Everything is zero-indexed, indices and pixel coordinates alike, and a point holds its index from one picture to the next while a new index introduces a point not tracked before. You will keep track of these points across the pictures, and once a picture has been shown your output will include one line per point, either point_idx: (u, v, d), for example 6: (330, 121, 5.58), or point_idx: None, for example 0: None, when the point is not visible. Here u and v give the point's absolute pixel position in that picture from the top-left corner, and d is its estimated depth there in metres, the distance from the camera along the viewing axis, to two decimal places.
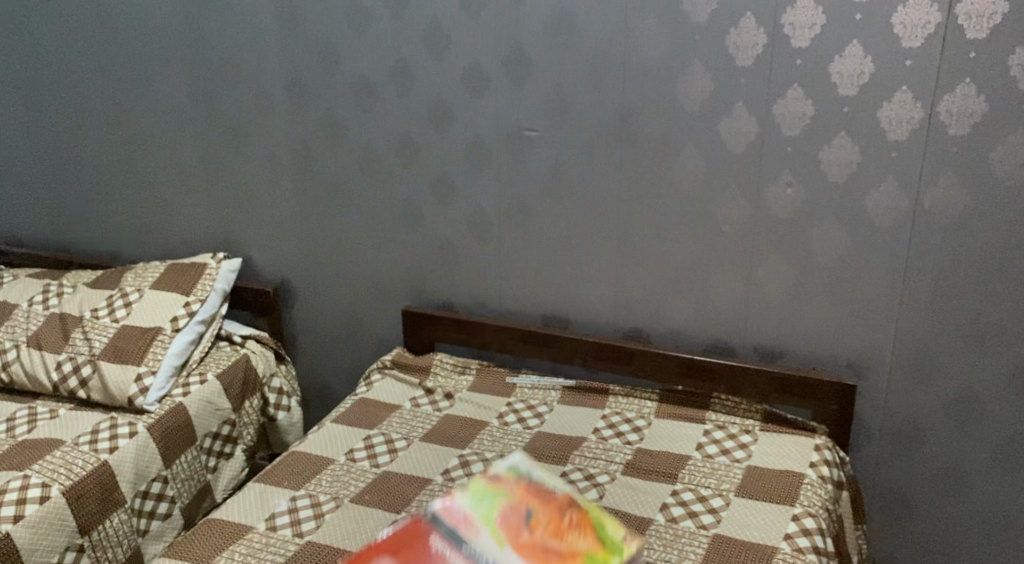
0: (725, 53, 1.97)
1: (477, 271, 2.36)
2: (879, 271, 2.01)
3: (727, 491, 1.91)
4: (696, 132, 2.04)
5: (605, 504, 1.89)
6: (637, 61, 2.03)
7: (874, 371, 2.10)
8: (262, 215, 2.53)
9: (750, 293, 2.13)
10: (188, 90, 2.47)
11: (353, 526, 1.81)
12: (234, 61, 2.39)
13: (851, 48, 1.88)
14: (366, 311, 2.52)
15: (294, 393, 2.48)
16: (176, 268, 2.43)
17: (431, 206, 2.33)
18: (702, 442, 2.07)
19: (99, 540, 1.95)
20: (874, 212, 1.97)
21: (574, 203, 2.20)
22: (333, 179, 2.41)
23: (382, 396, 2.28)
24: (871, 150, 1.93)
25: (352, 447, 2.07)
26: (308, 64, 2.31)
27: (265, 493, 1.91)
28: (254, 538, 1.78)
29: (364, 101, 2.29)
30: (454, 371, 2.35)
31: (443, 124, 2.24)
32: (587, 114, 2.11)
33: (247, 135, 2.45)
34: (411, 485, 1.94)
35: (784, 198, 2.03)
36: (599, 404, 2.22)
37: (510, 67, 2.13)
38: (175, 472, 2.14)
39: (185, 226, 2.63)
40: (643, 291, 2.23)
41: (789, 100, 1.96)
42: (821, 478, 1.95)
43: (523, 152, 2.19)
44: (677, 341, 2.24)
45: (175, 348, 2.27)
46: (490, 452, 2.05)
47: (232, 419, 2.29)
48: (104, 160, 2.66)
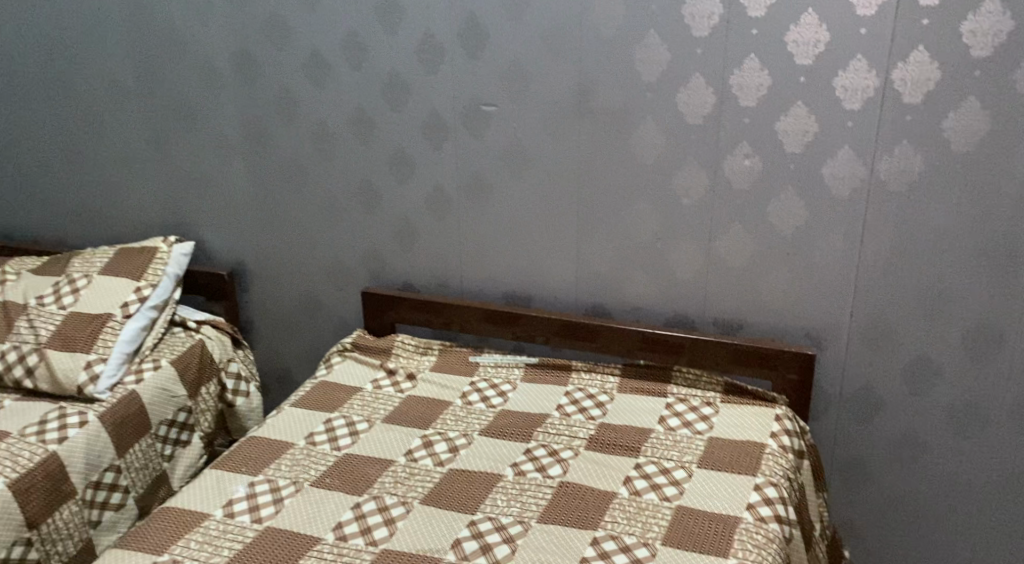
0: (681, 23, 1.95)
1: (436, 250, 2.33)
2: (837, 241, 2.02)
3: (690, 463, 1.91)
4: (653, 104, 2.03)
5: (568, 479, 1.88)
6: (593, 32, 2.01)
7: (833, 340, 2.11)
8: (214, 196, 2.47)
9: (710, 266, 2.13)
10: (133, 68, 2.39)
11: (313, 510, 1.78)
12: (180, 38, 2.32)
13: (807, 17, 1.88)
14: (323, 293, 2.47)
15: (253, 379, 2.42)
16: (126, 253, 2.36)
17: (387, 184, 2.29)
18: (665, 415, 2.07)
19: (48, 534, 1.90)
20: (831, 182, 1.98)
21: (533, 179, 2.18)
22: (286, 159, 2.35)
23: (342, 378, 2.24)
24: (827, 120, 1.94)
25: (313, 430, 2.03)
26: (257, 40, 2.25)
27: (222, 480, 1.87)
28: (211, 525, 1.74)
29: (316, 77, 2.24)
30: (416, 352, 2.32)
31: (398, 100, 2.20)
32: (544, 87, 2.08)
33: (197, 114, 2.38)
34: (372, 467, 1.91)
35: (743, 169, 2.03)
36: (562, 381, 2.21)
37: (465, 40, 2.09)
38: (129, 462, 2.08)
39: (134, 210, 2.56)
40: (604, 267, 2.21)
41: (746, 70, 1.95)
42: (782, 447, 1.96)
43: (480, 128, 2.16)
44: (638, 316, 2.24)
45: (126, 334, 2.20)
46: (453, 431, 2.03)
47: (187, 406, 2.24)
48: (49, 143, 2.57)
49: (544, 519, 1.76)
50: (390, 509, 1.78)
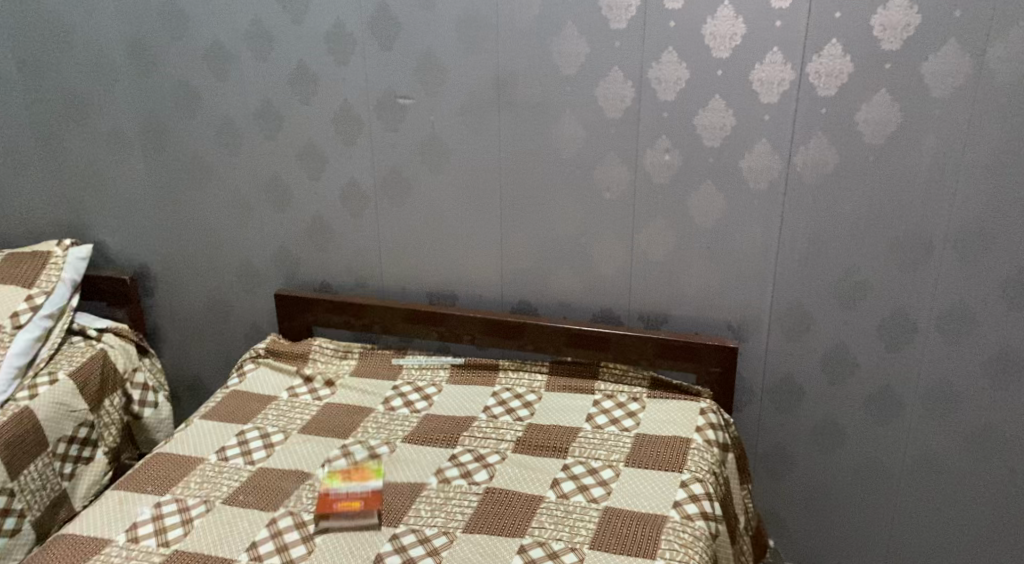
0: (598, 15, 1.91)
1: (352, 249, 2.24)
2: (756, 234, 2.02)
3: (617, 461, 1.89)
4: (571, 98, 1.98)
5: (495, 485, 1.83)
6: (507, 24, 1.95)
7: (755, 333, 2.12)
8: (112, 196, 2.32)
9: (632, 260, 2.11)
10: (17, 59, 2.23)
11: (227, 530, 1.69)
12: (68, 26, 2.16)
13: (723, 9, 1.86)
14: (234, 296, 2.36)
15: (161, 388, 2.32)
16: (16, 259, 2.20)
17: (298, 181, 2.19)
18: (591, 413, 2.04)
19: None
20: (750, 175, 1.97)
21: (450, 174, 2.11)
22: (189, 155, 2.23)
23: (256, 386, 2.14)
24: (745, 113, 1.92)
25: (224, 444, 1.93)
26: (152, 29, 2.11)
27: (125, 503, 1.75)
28: (114, 552, 1.63)
29: (217, 69, 2.12)
30: (335, 356, 2.24)
31: (306, 93, 2.10)
32: (459, 80, 2.01)
33: (90, 108, 2.24)
34: (289, 481, 1.82)
35: (662, 163, 2.00)
36: (488, 382, 2.16)
37: (375, 30, 2.01)
38: (24, 484, 1.95)
39: (24, 211, 2.39)
40: (525, 263, 2.17)
41: (663, 63, 1.92)
42: (707, 442, 1.96)
43: (393, 122, 2.08)
44: (562, 312, 2.20)
45: (18, 347, 2.05)
46: (375, 439, 1.96)
47: (89, 421, 2.11)
48: None
49: (469, 528, 1.71)
50: (308, 526, 1.71)
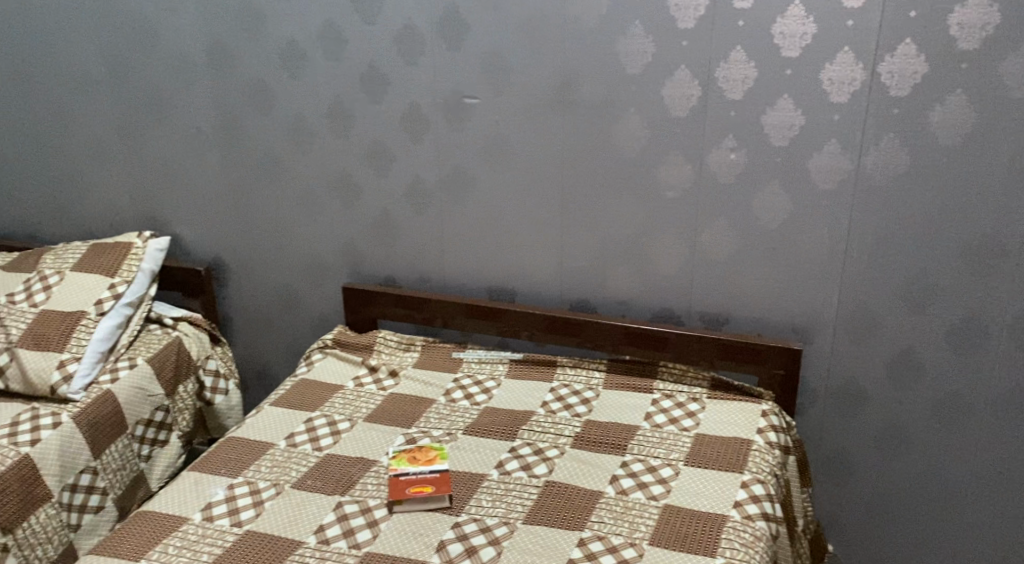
0: (666, 14, 1.92)
1: (417, 245, 2.29)
2: (823, 234, 2.00)
3: (677, 460, 1.90)
4: (637, 96, 1.99)
5: (554, 479, 1.85)
6: (574, 23, 1.97)
7: (819, 335, 2.10)
8: (188, 190, 2.40)
9: (695, 260, 2.11)
10: (102, 57, 2.31)
11: (295, 513, 1.75)
12: (151, 25, 2.24)
13: (794, 9, 1.85)
14: (302, 289, 2.42)
15: (232, 375, 2.38)
16: (100, 247, 2.28)
17: (366, 178, 2.24)
18: (651, 411, 2.05)
19: (25, 539, 1.85)
20: (817, 175, 1.96)
21: (515, 172, 2.14)
22: (262, 152, 2.29)
23: (323, 376, 2.20)
24: (814, 113, 1.91)
25: (293, 430, 1.99)
26: (230, 29, 2.18)
27: (201, 482, 1.83)
28: (191, 529, 1.70)
29: (291, 68, 2.18)
30: (398, 348, 2.28)
31: (376, 91, 2.15)
32: (526, 79, 2.04)
33: (169, 104, 2.31)
34: (354, 467, 1.87)
35: (727, 162, 2.00)
36: (547, 378, 2.18)
37: (445, 30, 2.05)
38: (105, 463, 2.04)
39: (105, 204, 2.48)
40: (588, 261, 2.18)
41: (732, 62, 1.92)
42: (769, 443, 1.95)
43: (461, 120, 2.12)
44: (623, 311, 2.21)
45: (101, 332, 2.14)
46: (437, 430, 2.00)
47: (165, 405, 2.19)
48: (16, 135, 2.48)
49: (529, 519, 1.74)
50: (373, 511, 1.76)
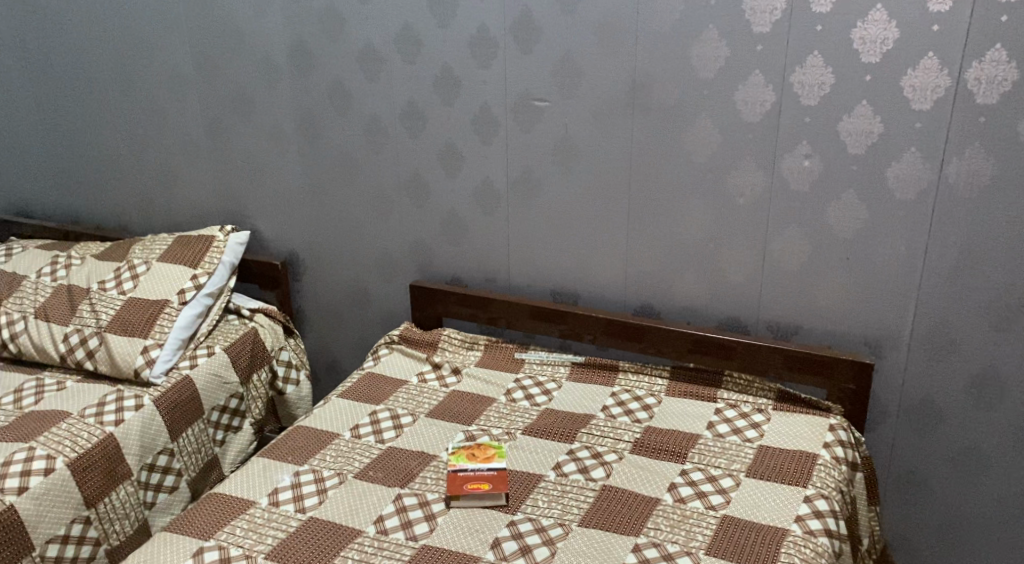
0: (742, 19, 1.89)
1: (486, 245, 2.31)
2: (900, 246, 1.94)
3: (737, 471, 1.87)
4: (709, 101, 1.98)
5: (612, 483, 1.85)
6: (647, 27, 1.96)
7: (893, 349, 2.04)
8: (269, 187, 2.48)
9: (765, 268, 2.07)
10: (191, 57, 2.40)
11: (356, 503, 1.79)
12: (239, 28, 2.32)
13: (875, 13, 1.80)
14: (373, 286, 2.48)
15: (303, 366, 2.47)
16: (185, 240, 2.39)
17: (438, 179, 2.28)
18: (714, 421, 2.03)
19: (105, 513, 1.96)
20: (895, 185, 1.90)
21: (584, 175, 2.14)
22: (339, 150, 2.35)
23: (389, 371, 2.25)
24: (893, 120, 1.86)
25: (358, 422, 2.04)
26: (313, 31, 2.25)
27: (269, 468, 1.89)
28: (257, 513, 1.76)
29: (369, 69, 2.24)
30: (462, 347, 2.32)
31: (450, 93, 2.18)
32: (598, 82, 2.04)
33: (253, 104, 2.39)
34: (414, 461, 1.91)
35: (801, 169, 1.96)
36: (608, 382, 2.18)
37: (519, 34, 2.07)
38: (182, 446, 2.13)
39: (190, 198, 2.58)
40: (655, 266, 2.17)
41: (809, 67, 1.88)
42: (835, 458, 1.91)
43: (531, 122, 2.14)
44: (689, 317, 2.19)
45: (183, 320, 2.23)
46: (496, 428, 2.02)
47: (240, 393, 2.28)
48: (108, 130, 2.59)
49: (584, 522, 1.74)
50: (430, 505, 1.79)
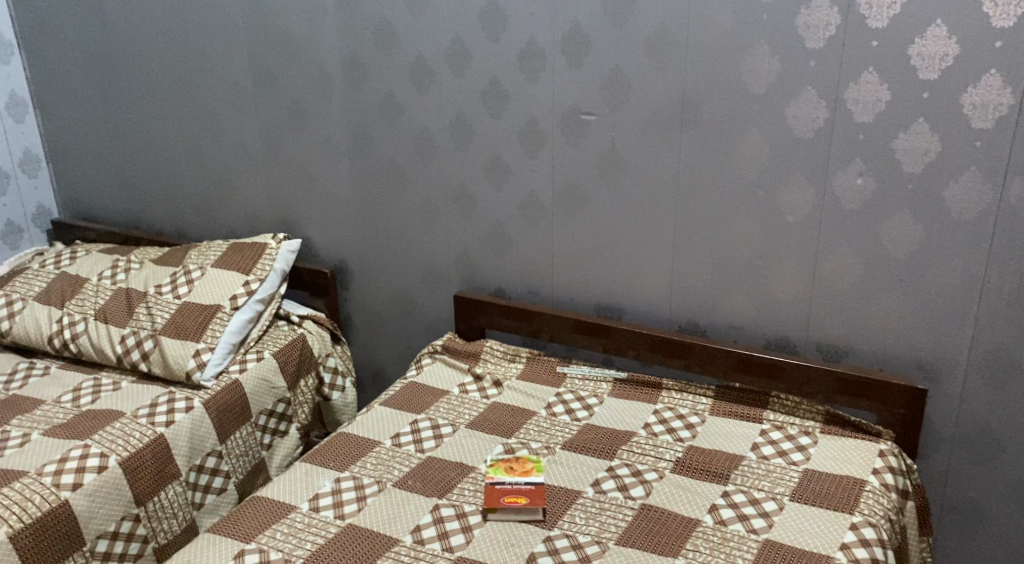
0: (794, 34, 1.86)
1: (531, 258, 2.31)
2: (957, 268, 1.88)
3: (781, 494, 1.83)
4: (760, 117, 1.95)
5: (651, 502, 1.83)
6: (698, 42, 1.95)
7: (948, 375, 1.97)
8: (320, 196, 2.52)
9: (814, 287, 2.03)
10: (250, 69, 2.46)
11: (394, 511, 1.80)
12: (295, 40, 2.37)
13: (934, 29, 1.75)
14: (419, 295, 2.49)
15: (349, 374, 2.50)
16: (239, 247, 2.44)
17: (485, 191, 2.29)
18: (758, 442, 1.99)
19: (154, 512, 2.00)
20: (952, 205, 1.85)
21: (631, 190, 2.13)
22: (389, 161, 2.38)
23: (431, 381, 2.26)
24: (952, 139, 1.80)
25: (398, 431, 2.05)
26: (366, 44, 2.29)
27: (311, 473, 1.91)
28: (297, 517, 1.78)
29: (420, 82, 2.26)
30: (504, 358, 2.32)
31: (498, 106, 2.19)
32: (647, 97, 2.03)
33: (307, 114, 2.44)
34: (452, 472, 1.92)
35: (853, 188, 1.92)
36: (651, 399, 2.16)
37: (568, 47, 2.07)
38: (230, 448, 2.18)
39: (246, 206, 2.63)
40: (701, 283, 2.14)
41: (863, 84, 1.84)
42: (885, 486, 1.85)
43: (579, 136, 2.13)
44: (735, 336, 2.16)
45: (234, 325, 2.28)
46: (536, 442, 2.02)
47: (286, 398, 2.32)
48: (170, 139, 2.66)
49: (622, 541, 1.72)
50: (467, 517, 1.79)
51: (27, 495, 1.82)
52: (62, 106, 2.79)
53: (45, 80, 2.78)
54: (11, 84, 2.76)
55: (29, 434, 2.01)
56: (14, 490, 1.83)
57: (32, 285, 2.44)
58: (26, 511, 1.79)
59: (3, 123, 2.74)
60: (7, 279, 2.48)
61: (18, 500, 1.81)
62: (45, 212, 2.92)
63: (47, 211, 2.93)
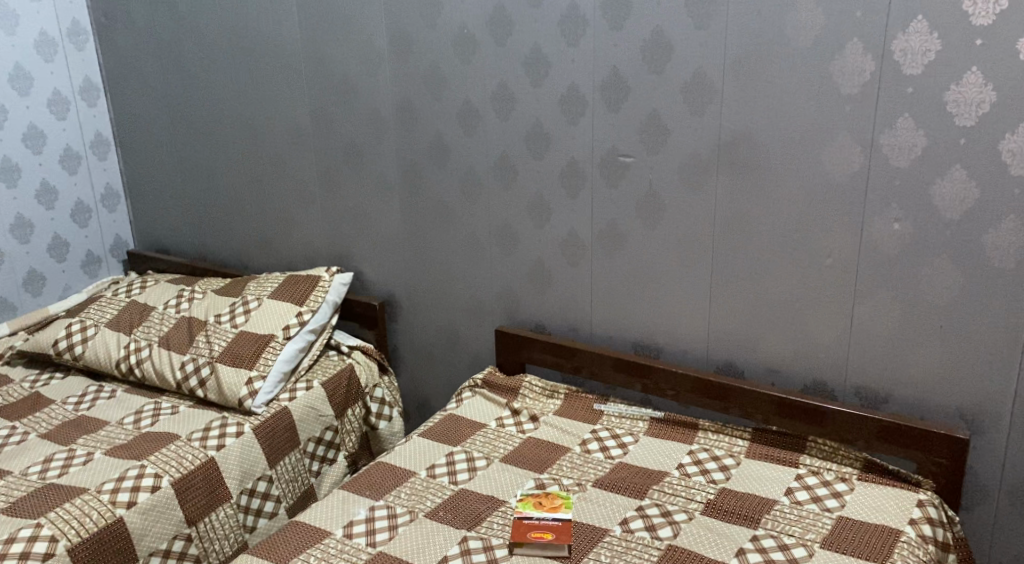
0: (828, 80, 1.88)
1: (571, 296, 2.35)
2: (999, 315, 1.85)
3: (812, 541, 1.81)
4: (795, 161, 1.96)
5: (678, 543, 1.83)
6: (733, 87, 1.97)
7: (991, 424, 1.92)
8: (372, 231, 2.62)
9: (852, 332, 2.01)
10: (310, 111, 2.59)
11: (424, 540, 1.85)
12: (351, 84, 2.49)
13: (970, 76, 1.75)
14: (464, 330, 2.56)
15: (395, 404, 2.59)
16: (294, 279, 2.56)
17: (527, 229, 2.35)
18: (793, 487, 1.97)
19: (206, 532, 2.09)
20: (993, 252, 1.82)
21: (669, 231, 2.15)
22: (437, 200, 2.46)
23: (470, 413, 2.32)
24: (991, 185, 1.79)
25: (434, 462, 2.11)
26: (417, 88, 2.39)
27: (347, 501, 1.98)
28: (331, 543, 1.84)
29: (466, 124, 2.34)
30: (542, 394, 2.36)
31: (541, 148, 2.26)
32: (684, 141, 2.07)
33: (362, 154, 2.55)
34: (483, 505, 1.96)
35: (891, 233, 1.91)
36: (687, 440, 2.16)
37: (608, 92, 2.12)
38: (279, 473, 2.27)
39: (303, 240, 2.76)
40: (738, 325, 2.14)
41: (899, 130, 1.84)
42: (921, 537, 1.82)
43: (618, 177, 2.18)
44: (773, 378, 2.15)
45: (285, 354, 2.39)
46: (567, 478, 2.05)
47: (334, 426, 2.42)
48: (236, 176, 2.81)
49: None
50: (494, 550, 1.82)
51: (85, 511, 1.92)
52: (140, 144, 2.97)
53: (125, 120, 2.97)
54: (97, 124, 2.96)
55: (92, 453, 2.13)
56: (73, 505, 1.93)
57: (104, 312, 2.60)
58: (84, 526, 1.89)
59: (87, 161, 2.94)
60: (83, 306, 2.64)
61: (77, 515, 1.91)
62: (122, 243, 3.11)
63: (124, 242, 3.11)
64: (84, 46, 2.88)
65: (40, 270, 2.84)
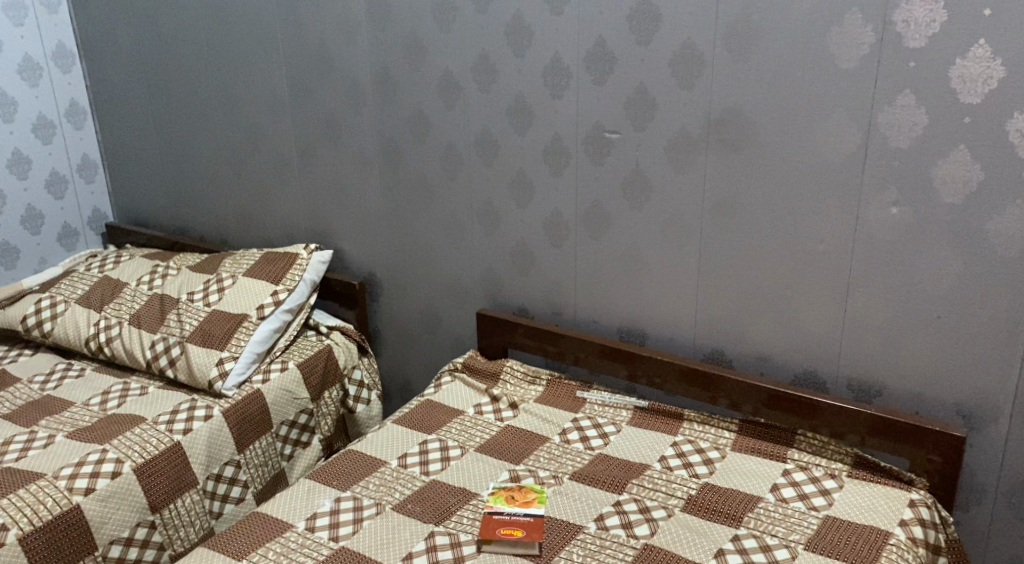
0: (826, 53, 1.75)
1: (554, 278, 2.25)
2: (1001, 306, 1.74)
3: (795, 542, 1.71)
4: (787, 140, 1.84)
5: (654, 542, 1.74)
6: (725, 60, 1.85)
7: (990, 421, 1.82)
8: (352, 207, 2.52)
9: (846, 322, 1.90)
10: (287, 80, 2.48)
11: (389, 535, 1.77)
12: (329, 53, 2.38)
13: (977, 49, 1.62)
14: (445, 310, 2.47)
15: (374, 386, 2.52)
16: (271, 257, 2.48)
17: (509, 208, 2.24)
18: (779, 483, 1.88)
19: (170, 519, 2.02)
20: (996, 240, 1.71)
21: (656, 212, 2.04)
22: (417, 175, 2.36)
23: (448, 399, 2.23)
24: (997, 166, 1.67)
25: (406, 451, 2.03)
26: (396, 58, 2.27)
27: (312, 491, 1.90)
28: (292, 537, 1.77)
29: (447, 96, 2.23)
30: (524, 380, 2.28)
31: (523, 122, 2.14)
32: (672, 117, 1.95)
33: (341, 127, 2.44)
34: (453, 498, 1.87)
35: (888, 218, 1.79)
36: (671, 430, 2.07)
37: (592, 64, 2.00)
38: (249, 458, 2.20)
39: (282, 215, 2.66)
40: (727, 311, 2.04)
41: (899, 107, 1.72)
42: (912, 540, 1.72)
43: (603, 155, 2.06)
44: (762, 367, 2.05)
45: (259, 335, 2.31)
46: (544, 470, 1.96)
47: (309, 409, 2.35)
48: (214, 148, 2.71)
49: None
50: (461, 547, 1.74)
51: (39, 498, 1.86)
52: (117, 114, 2.87)
53: (101, 89, 2.87)
54: (71, 92, 2.87)
55: (54, 436, 2.07)
56: (28, 491, 1.87)
57: (76, 288, 2.52)
58: (37, 514, 1.83)
59: (62, 129, 2.85)
60: (55, 280, 2.57)
61: (30, 502, 1.84)
62: (100, 215, 3.03)
63: (103, 214, 3.03)
64: (57, 10, 2.78)
65: (13, 242, 2.77)
